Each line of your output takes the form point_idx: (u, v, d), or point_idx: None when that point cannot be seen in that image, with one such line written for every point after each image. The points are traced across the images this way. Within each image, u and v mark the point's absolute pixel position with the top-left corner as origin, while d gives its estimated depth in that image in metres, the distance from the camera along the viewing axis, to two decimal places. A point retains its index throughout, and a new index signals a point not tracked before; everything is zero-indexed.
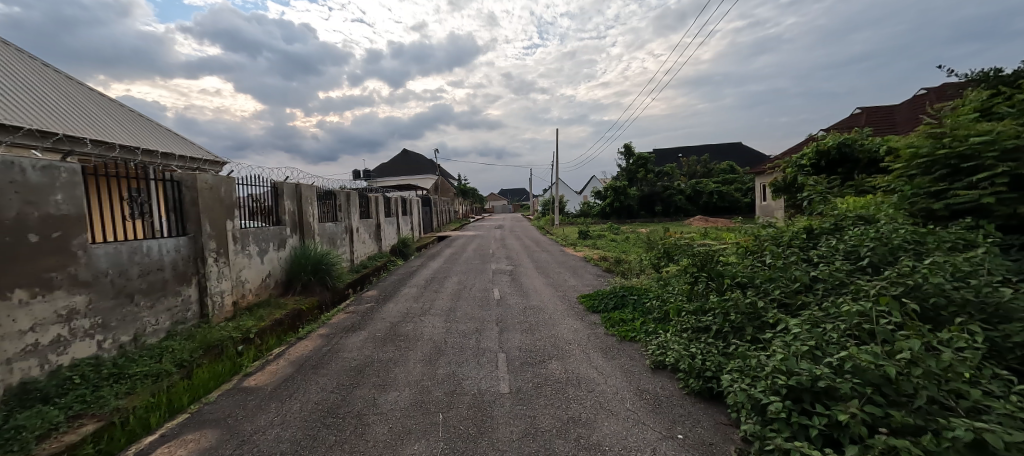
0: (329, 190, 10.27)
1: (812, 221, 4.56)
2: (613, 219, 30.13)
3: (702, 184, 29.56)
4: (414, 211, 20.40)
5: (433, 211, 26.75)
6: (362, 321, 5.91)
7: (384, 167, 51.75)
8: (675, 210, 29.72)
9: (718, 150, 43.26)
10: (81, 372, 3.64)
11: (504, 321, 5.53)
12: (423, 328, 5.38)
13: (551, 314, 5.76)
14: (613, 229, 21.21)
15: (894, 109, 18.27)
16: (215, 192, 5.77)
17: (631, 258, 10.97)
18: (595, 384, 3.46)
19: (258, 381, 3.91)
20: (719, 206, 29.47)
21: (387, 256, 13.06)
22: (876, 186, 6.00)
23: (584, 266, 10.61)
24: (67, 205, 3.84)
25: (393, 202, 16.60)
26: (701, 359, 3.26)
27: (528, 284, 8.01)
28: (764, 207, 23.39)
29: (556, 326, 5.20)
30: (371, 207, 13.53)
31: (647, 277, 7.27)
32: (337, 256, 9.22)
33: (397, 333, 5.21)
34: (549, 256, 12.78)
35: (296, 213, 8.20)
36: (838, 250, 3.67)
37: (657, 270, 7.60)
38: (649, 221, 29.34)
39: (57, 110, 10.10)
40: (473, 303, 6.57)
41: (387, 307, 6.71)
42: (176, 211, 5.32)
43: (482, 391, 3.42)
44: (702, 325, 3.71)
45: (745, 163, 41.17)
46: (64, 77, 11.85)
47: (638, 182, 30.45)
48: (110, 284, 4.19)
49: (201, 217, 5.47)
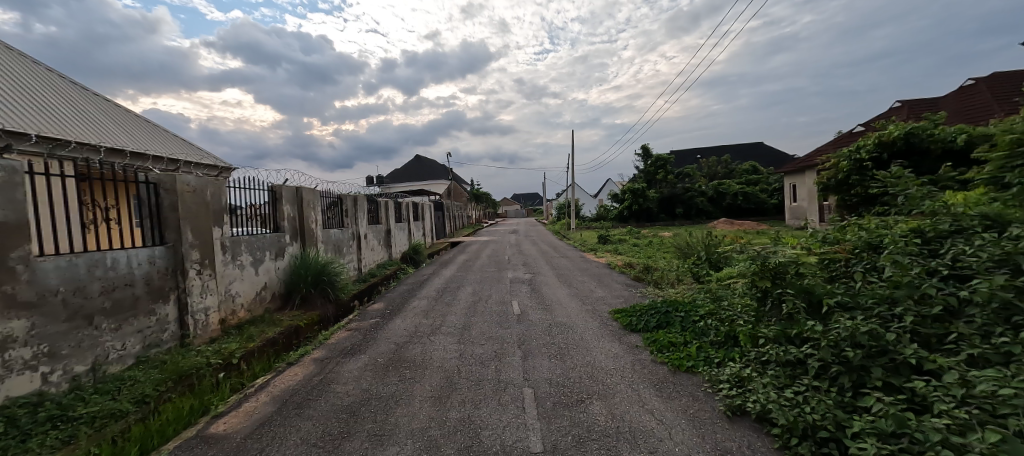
0: (335, 194, 9.65)
1: (913, 221, 3.65)
2: (632, 222, 29.06)
3: (725, 185, 28.34)
4: (425, 216, 19.77)
5: (446, 216, 26.21)
6: (364, 341, 5.14)
7: (397, 173, 51.65)
8: (696, 212, 28.50)
9: (739, 151, 41.79)
10: (12, 415, 2.96)
11: (527, 342, 4.70)
12: (433, 351, 4.58)
13: (582, 334, 4.91)
14: (633, 233, 20.20)
15: (939, 101, 17.03)
16: (199, 196, 5.09)
17: (661, 265, 10.04)
18: (655, 440, 2.59)
19: (228, 427, 3.15)
20: (744, 208, 28.16)
21: (397, 264, 12.39)
22: (969, 180, 5.03)
23: (610, 273, 9.73)
24: (3, 211, 3.18)
25: (404, 206, 15.99)
26: (806, 412, 2.39)
27: (551, 295, 7.18)
28: (794, 208, 22.12)
29: (590, 350, 4.34)
30: (381, 212, 12.89)
31: (688, 288, 6.36)
32: (342, 265, 8.52)
33: (402, 358, 4.42)
34: (570, 262, 11.92)
35: (297, 219, 7.53)
36: (981, 259, 2.74)
37: (698, 279, 6.69)
38: (669, 224, 28.20)
39: (56, 113, 9.78)
40: (490, 319, 5.75)
41: (394, 323, 5.95)
42: (153, 218, 4.64)
43: (506, 449, 2.59)
44: (795, 359, 2.82)
45: (768, 163, 39.61)
46: (69, 83, 11.67)
47: (657, 184, 29.33)
48: (61, 304, 3.51)
49: (181, 224, 4.80)
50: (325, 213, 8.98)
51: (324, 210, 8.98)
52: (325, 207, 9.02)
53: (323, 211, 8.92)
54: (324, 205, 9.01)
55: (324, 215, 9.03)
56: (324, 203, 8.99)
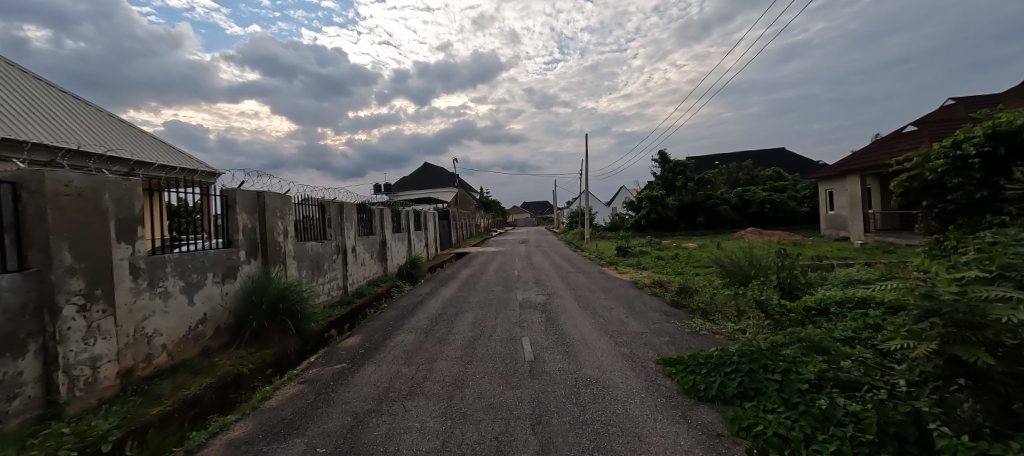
0: (315, 201, 8.24)
1: None
2: (650, 232, 27.29)
3: (750, 193, 26.56)
4: (428, 226, 18.38)
5: (451, 225, 24.82)
6: (314, 407, 3.61)
7: (404, 181, 50.60)
8: (719, 221, 26.68)
9: (760, 157, 39.82)
10: None
11: (545, 419, 3.13)
12: (404, 433, 3.04)
13: (626, 404, 3.32)
14: (653, 244, 18.51)
15: (1000, 96, 15.33)
16: (89, 201, 3.67)
17: (699, 286, 8.43)
18: None
19: None
20: (771, 217, 26.27)
21: (391, 281, 10.95)
22: None
23: (639, 295, 8.15)
24: None
25: (404, 215, 14.64)
26: None
27: (573, 329, 5.63)
28: (831, 216, 20.29)
29: (645, 441, 2.77)
30: (374, 222, 11.47)
31: (761, 330, 4.77)
32: (316, 287, 7.09)
33: (354, 448, 2.88)
34: (589, 279, 10.39)
35: (257, 231, 6.10)
36: None
37: (770, 316, 5.09)
38: (690, 234, 26.37)
39: (7, 110, 8.68)
40: (492, 370, 4.21)
41: (365, 372, 4.43)
42: (5, 233, 3.20)
43: None
44: None
45: (792, 170, 37.62)
46: (33, 82, 10.64)
47: (676, 191, 27.59)
48: None
49: (53, 242, 3.36)
50: (299, 223, 7.54)
51: (299, 220, 7.58)
52: (300, 216, 7.60)
53: (297, 220, 7.49)
54: (298, 214, 7.62)
55: (299, 225, 7.61)
56: (300, 212, 7.59)
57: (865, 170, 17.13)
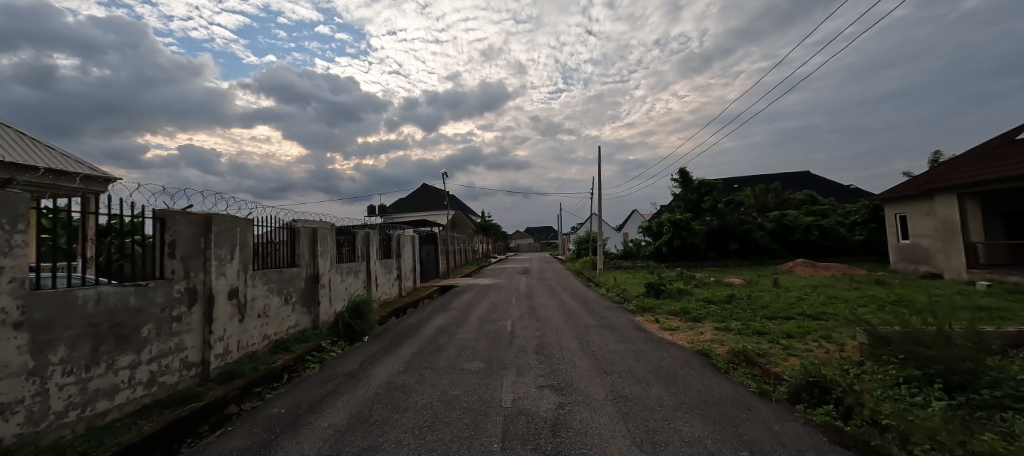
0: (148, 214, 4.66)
1: None
2: (673, 261, 23.43)
3: (790, 217, 22.82)
4: (405, 252, 14.64)
5: (440, 250, 21.14)
6: None
7: (399, 202, 47.37)
8: (755, 250, 22.82)
9: (787, 180, 36.23)
10: None
11: None
12: None
13: None
14: (687, 279, 14.70)
15: None
16: None
17: (845, 376, 4.49)
18: None
19: None
20: (817, 246, 22.38)
21: (314, 339, 7.10)
22: None
23: (738, 396, 4.22)
24: None
25: (364, 239, 10.94)
26: None
27: None
28: (905, 246, 16.44)
29: None
30: (299, 247, 7.70)
31: None
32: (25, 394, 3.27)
33: None
34: (623, 342, 6.53)
35: None
36: None
37: None
38: (722, 264, 22.45)
39: None
40: None
41: None
42: None
43: None
44: None
45: (825, 194, 33.86)
46: None
47: (702, 214, 23.88)
48: None
49: None
50: (131, 247, 4.52)
51: (137, 244, 4.61)
52: (143, 236, 4.59)
53: (127, 242, 4.50)
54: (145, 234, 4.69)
55: (138, 252, 4.61)
56: (133, 229, 4.51)
57: (961, 188, 13.37)
